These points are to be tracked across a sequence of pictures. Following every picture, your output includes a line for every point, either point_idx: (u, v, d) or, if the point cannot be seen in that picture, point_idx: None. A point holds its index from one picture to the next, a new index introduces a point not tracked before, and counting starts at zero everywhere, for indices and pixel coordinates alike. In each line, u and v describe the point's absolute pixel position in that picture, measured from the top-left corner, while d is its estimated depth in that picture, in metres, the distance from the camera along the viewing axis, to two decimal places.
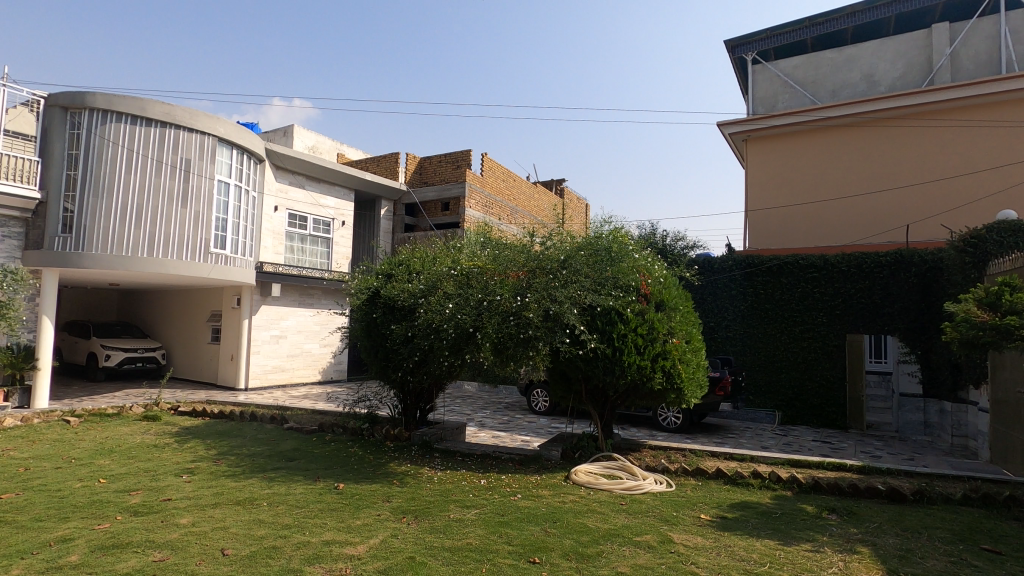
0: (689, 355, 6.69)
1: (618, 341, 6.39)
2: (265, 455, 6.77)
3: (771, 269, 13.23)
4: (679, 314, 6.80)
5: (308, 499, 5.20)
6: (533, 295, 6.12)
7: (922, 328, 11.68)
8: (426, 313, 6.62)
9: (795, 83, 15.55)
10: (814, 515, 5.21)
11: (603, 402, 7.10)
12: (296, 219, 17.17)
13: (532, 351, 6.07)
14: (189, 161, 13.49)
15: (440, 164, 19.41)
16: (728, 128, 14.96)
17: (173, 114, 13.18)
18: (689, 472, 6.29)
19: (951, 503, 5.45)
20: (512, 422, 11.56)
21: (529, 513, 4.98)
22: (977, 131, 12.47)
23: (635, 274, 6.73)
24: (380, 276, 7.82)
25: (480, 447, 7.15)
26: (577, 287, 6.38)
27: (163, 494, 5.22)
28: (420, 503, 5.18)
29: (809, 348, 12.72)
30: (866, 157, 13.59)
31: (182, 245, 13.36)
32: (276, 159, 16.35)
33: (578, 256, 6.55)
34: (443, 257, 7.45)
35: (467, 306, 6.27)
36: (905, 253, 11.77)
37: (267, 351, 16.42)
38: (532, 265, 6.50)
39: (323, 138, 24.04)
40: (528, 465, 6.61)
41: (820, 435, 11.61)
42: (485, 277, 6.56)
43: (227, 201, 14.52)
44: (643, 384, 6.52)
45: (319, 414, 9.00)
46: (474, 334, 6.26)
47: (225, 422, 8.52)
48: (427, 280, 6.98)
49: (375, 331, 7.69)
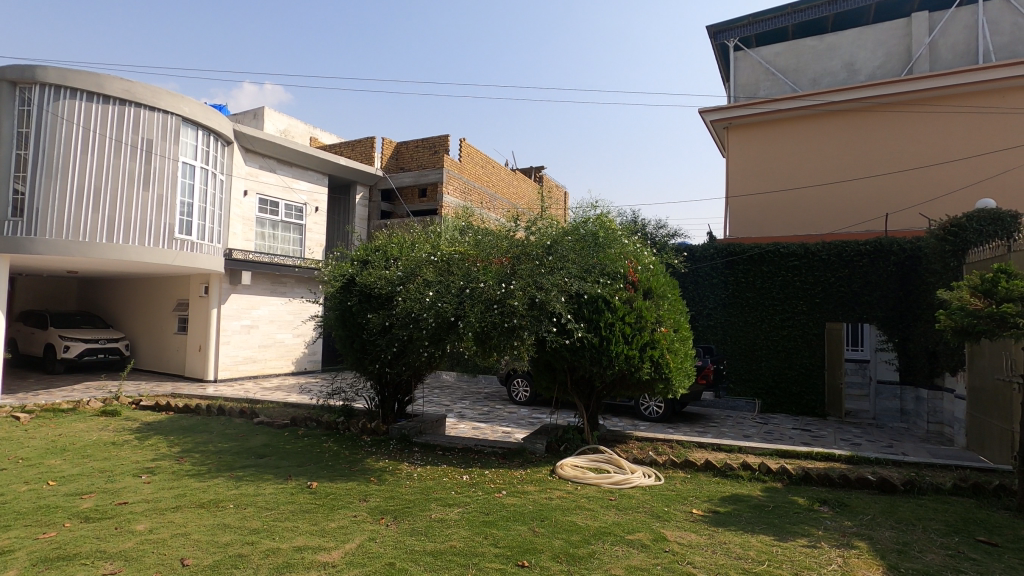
0: (678, 344, 6.50)
1: (605, 330, 6.16)
2: (232, 452, 6.38)
3: (752, 257, 13.18)
4: (667, 302, 6.59)
5: (279, 500, 4.86)
6: (518, 283, 5.83)
7: (899, 316, 11.79)
8: (405, 301, 6.26)
9: (777, 70, 15.46)
10: (806, 508, 5.08)
11: (589, 394, 6.86)
12: (267, 204, 16.52)
13: (517, 340, 5.80)
14: (151, 141, 12.80)
15: (418, 149, 18.92)
16: (710, 116, 14.78)
17: (133, 91, 12.46)
18: (678, 464, 6.12)
19: (942, 493, 5.37)
20: (492, 413, 11.33)
21: (515, 511, 4.72)
22: (955, 122, 12.55)
23: (622, 261, 6.51)
24: (355, 263, 7.44)
25: (462, 440, 6.86)
26: (563, 274, 6.11)
27: (118, 497, 4.81)
28: (399, 502, 4.88)
29: (789, 336, 12.74)
30: (846, 146, 13.58)
31: (144, 230, 12.70)
32: (245, 141, 15.65)
33: (565, 241, 6.27)
34: (422, 243, 7.11)
35: (448, 294, 5.96)
36: (885, 242, 11.80)
37: (237, 341, 15.85)
38: (517, 251, 6.21)
39: (295, 121, 23.26)
40: (512, 459, 6.35)
41: (799, 422, 11.66)
42: (466, 263, 6.27)
43: (193, 184, 13.86)
44: (630, 375, 6.31)
45: (292, 408, 8.61)
46: (456, 323, 5.95)
47: (190, 416, 8.08)
48: (405, 267, 6.63)
49: (350, 320, 7.31)
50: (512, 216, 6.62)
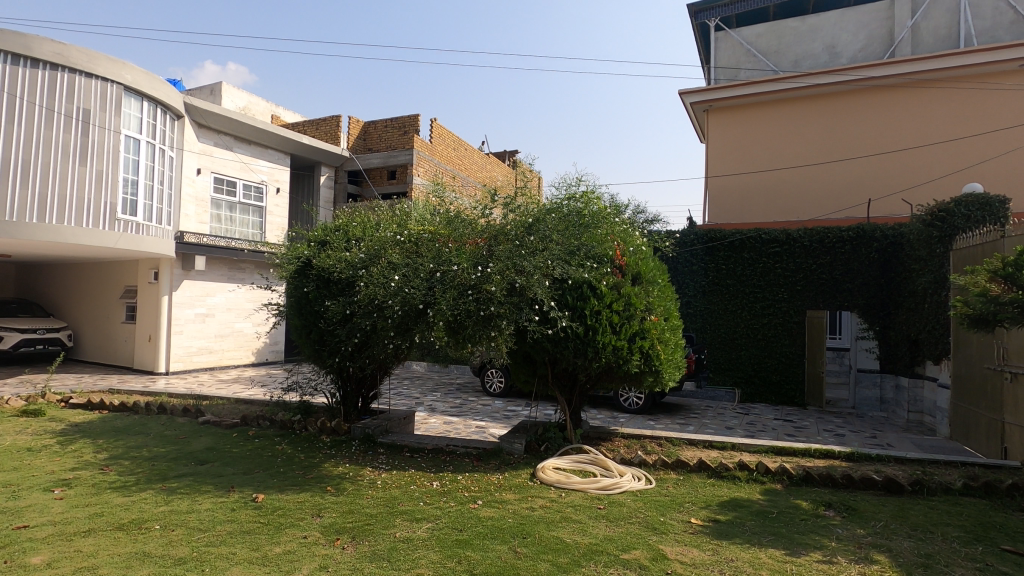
0: (668, 334, 5.96)
1: (591, 319, 5.59)
2: (168, 458, 5.60)
3: (733, 244, 12.79)
4: (657, 288, 6.05)
5: (215, 519, 4.13)
6: (495, 265, 5.19)
7: (880, 304, 11.61)
8: (367, 287, 5.56)
9: (758, 52, 15.03)
10: (813, 514, 4.62)
11: (571, 388, 6.28)
12: (223, 184, 15.36)
13: (494, 331, 5.16)
14: (88, 111, 11.64)
15: (386, 129, 17.97)
16: (690, 97, 14.24)
17: (66, 54, 11.29)
18: (669, 464, 5.61)
19: (951, 494, 4.99)
20: (465, 406, 10.74)
21: (493, 527, 4.11)
22: (937, 106, 12.31)
23: (607, 242, 5.93)
24: (312, 244, 6.69)
25: (432, 440, 6.21)
26: (547, 256, 5.47)
27: (16, 520, 4.02)
28: (357, 518, 4.22)
29: (769, 324, 12.46)
30: (828, 130, 13.27)
31: (81, 209, 11.56)
32: (197, 115, 14.45)
33: (546, 219, 5.63)
34: (387, 223, 6.37)
35: (415, 278, 5.30)
36: (868, 228, 11.55)
37: (191, 331, 14.79)
38: (495, 231, 5.61)
39: (255, 98, 21.98)
40: (488, 460, 5.74)
41: (780, 413, 11.37)
42: (436, 244, 5.62)
43: (138, 160, 12.71)
44: (618, 368, 5.74)
45: (244, 404, 7.82)
46: (426, 311, 5.29)
47: (126, 416, 7.21)
48: (368, 249, 5.91)
49: (306, 308, 6.54)
50: (487, 190, 5.92)
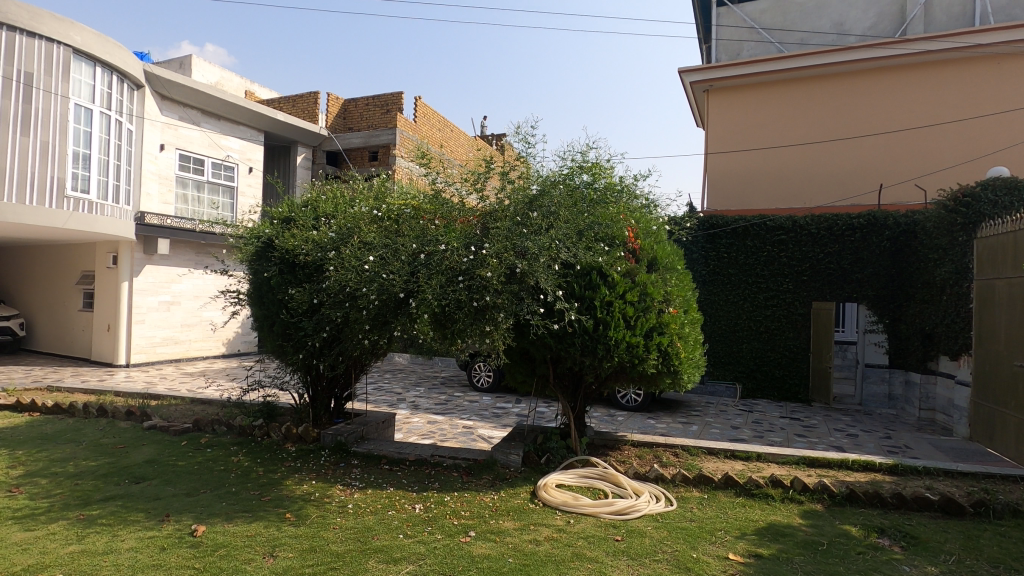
0: (687, 329, 5.17)
1: (602, 311, 4.77)
2: (97, 475, 4.68)
3: (736, 231, 12.04)
4: (675, 275, 5.27)
5: (136, 564, 3.25)
6: (492, 246, 4.35)
7: (891, 296, 10.99)
8: (338, 271, 4.69)
9: (761, 29, 14.17)
10: (869, 544, 3.89)
11: (575, 391, 5.47)
12: (189, 162, 14.18)
13: (489, 325, 4.31)
14: (30, 75, 10.52)
15: (367, 107, 16.80)
16: (690, 76, 13.37)
17: (4, 10, 10.13)
18: (691, 480, 4.84)
19: (1021, 517, 4.30)
20: (450, 402, 9.93)
21: (490, 570, 3.29)
22: (951, 88, 11.64)
23: (620, 219, 5.06)
24: (275, 222, 5.76)
25: (414, 449, 5.37)
26: (553, 236, 4.60)
27: None
28: (319, 559, 3.37)
29: (773, 316, 11.79)
30: (835, 113, 12.54)
31: (23, 183, 10.48)
32: (158, 85, 13.23)
33: (550, 193, 4.76)
34: (362, 198, 5.44)
35: (395, 261, 4.44)
36: (879, 215, 10.89)
37: (154, 320, 13.70)
38: (491, 206, 4.77)
39: (228, 73, 20.67)
40: (479, 475, 4.93)
41: (785, 410, 10.76)
42: (419, 222, 4.77)
43: (90, 132, 11.58)
44: (631, 368, 4.94)
45: (200, 406, 6.89)
46: (407, 300, 4.44)
47: (59, 420, 6.23)
48: (339, 227, 5.03)
49: (268, 296, 5.61)
50: (483, 156, 5.00)
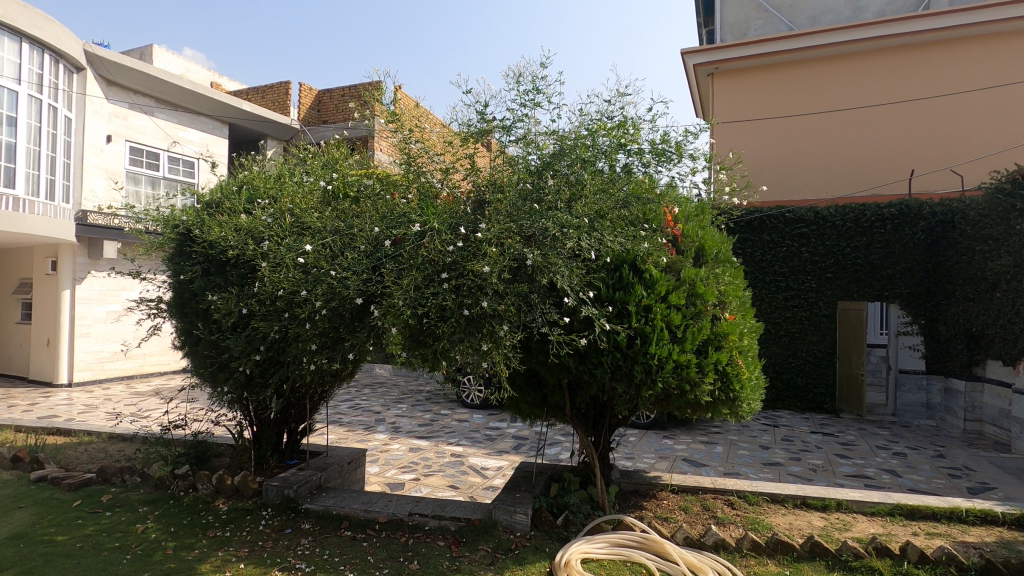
0: (746, 341, 3.90)
1: (639, 320, 3.47)
2: None
3: (751, 224, 10.79)
4: (730, 270, 4.00)
5: None
6: (489, 229, 3.05)
7: (927, 293, 9.82)
8: (272, 269, 3.35)
9: (770, 7, 13.00)
10: None
11: (597, 422, 4.18)
12: (142, 156, 12.67)
13: (486, 343, 2.96)
14: None
15: (344, 98, 15.38)
16: (693, 58, 12.14)
17: None
18: (763, 547, 3.55)
19: None
20: (437, 422, 8.57)
21: None
22: (983, 64, 10.60)
23: (656, 195, 3.83)
24: (199, 208, 4.39)
25: (387, 505, 4.02)
26: (573, 216, 3.27)
27: None
28: None
29: (793, 318, 10.59)
30: (855, 94, 11.39)
31: None
32: (101, 68, 11.67)
33: (566, 159, 3.46)
34: (312, 172, 4.11)
35: (349, 254, 3.16)
36: (912, 204, 9.77)
37: (102, 332, 12.17)
38: (484, 178, 3.48)
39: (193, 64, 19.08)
40: (474, 546, 3.60)
41: (813, 423, 9.60)
42: (386, 203, 3.46)
43: (15, 118, 10.06)
44: (678, 396, 3.65)
45: (117, 445, 5.46)
46: (370, 308, 3.14)
47: None
48: (278, 211, 3.73)
49: (189, 305, 4.23)
50: (473, 111, 3.70)
